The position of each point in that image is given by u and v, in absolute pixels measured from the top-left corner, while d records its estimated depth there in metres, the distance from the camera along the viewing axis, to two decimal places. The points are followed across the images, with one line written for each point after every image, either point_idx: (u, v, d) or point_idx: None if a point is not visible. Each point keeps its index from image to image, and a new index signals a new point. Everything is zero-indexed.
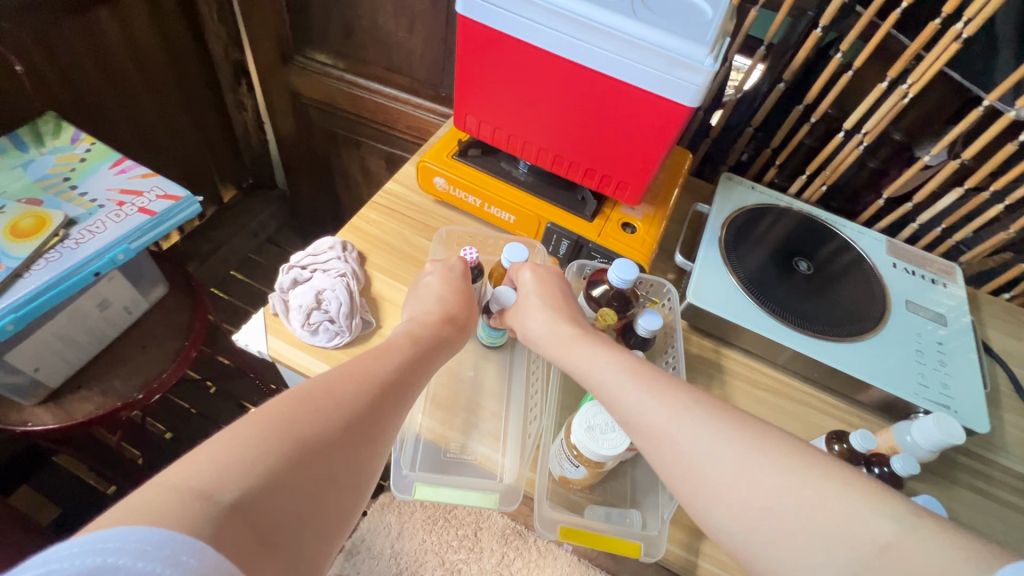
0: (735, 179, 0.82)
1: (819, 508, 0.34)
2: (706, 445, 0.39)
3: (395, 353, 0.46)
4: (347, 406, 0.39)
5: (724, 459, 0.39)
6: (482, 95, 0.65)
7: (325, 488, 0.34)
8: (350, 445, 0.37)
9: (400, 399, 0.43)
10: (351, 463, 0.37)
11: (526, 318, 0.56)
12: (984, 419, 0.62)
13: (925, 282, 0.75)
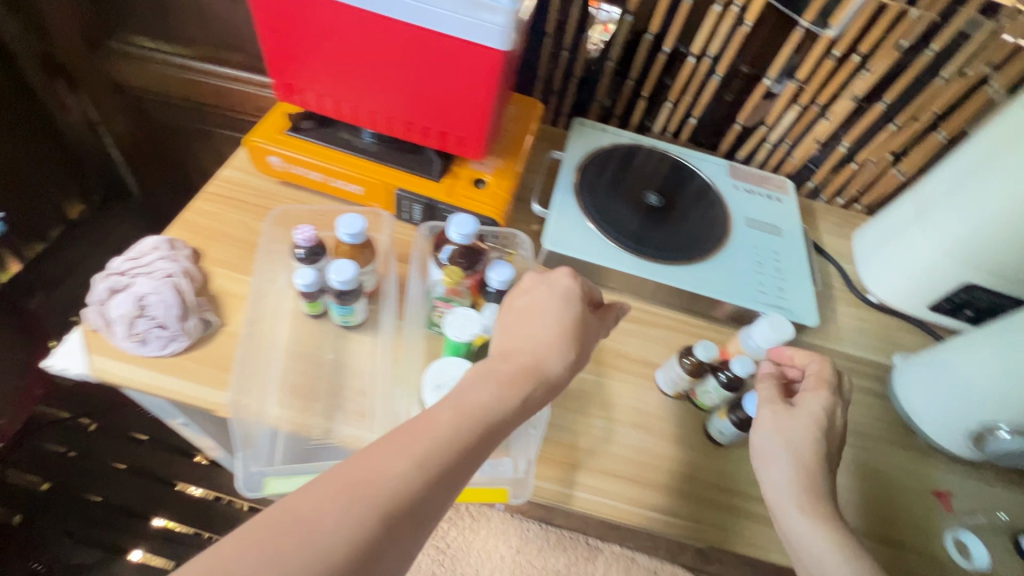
0: (587, 124, 0.84)
1: (827, 546, 0.46)
2: (784, 474, 0.50)
3: (500, 398, 0.44)
4: (410, 484, 0.36)
5: (774, 480, 0.50)
6: (301, 61, 0.61)
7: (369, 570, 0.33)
8: (409, 523, 0.36)
9: (496, 439, 0.42)
10: (408, 539, 0.36)
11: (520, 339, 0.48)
12: (814, 314, 0.68)
13: (763, 199, 0.81)
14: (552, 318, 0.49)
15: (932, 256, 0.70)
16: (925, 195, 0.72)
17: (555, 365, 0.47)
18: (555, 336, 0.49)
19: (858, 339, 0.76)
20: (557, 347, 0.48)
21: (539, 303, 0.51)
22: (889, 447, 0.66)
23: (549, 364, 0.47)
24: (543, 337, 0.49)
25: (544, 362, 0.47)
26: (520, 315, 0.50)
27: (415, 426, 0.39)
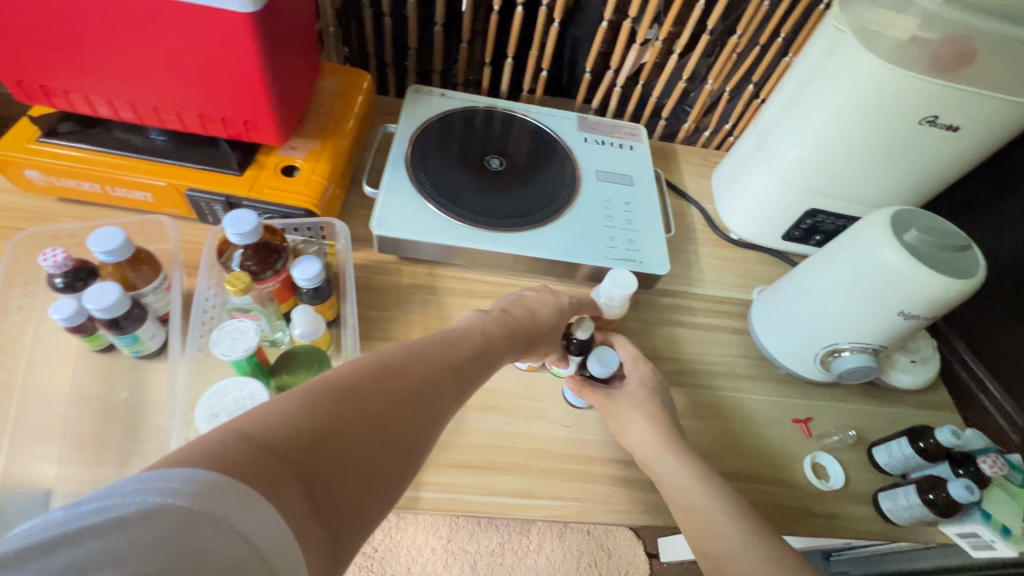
0: (423, 90, 0.77)
1: (695, 487, 0.48)
2: (648, 431, 0.52)
3: (470, 350, 0.41)
4: (384, 409, 0.31)
5: (636, 436, 0.52)
6: (22, 53, 0.50)
7: (337, 481, 0.27)
8: (399, 442, 0.31)
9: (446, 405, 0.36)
10: (396, 464, 0.30)
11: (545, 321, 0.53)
12: (665, 261, 0.66)
13: (614, 148, 0.78)
14: (520, 309, 0.52)
15: (774, 186, 0.69)
16: (763, 125, 0.71)
17: (544, 325, 0.52)
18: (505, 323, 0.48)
19: (720, 278, 0.76)
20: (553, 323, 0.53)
21: (543, 300, 0.54)
22: (750, 383, 0.66)
23: (541, 324, 0.52)
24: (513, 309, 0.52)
25: (535, 318, 0.51)
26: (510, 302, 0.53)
27: (394, 367, 0.34)
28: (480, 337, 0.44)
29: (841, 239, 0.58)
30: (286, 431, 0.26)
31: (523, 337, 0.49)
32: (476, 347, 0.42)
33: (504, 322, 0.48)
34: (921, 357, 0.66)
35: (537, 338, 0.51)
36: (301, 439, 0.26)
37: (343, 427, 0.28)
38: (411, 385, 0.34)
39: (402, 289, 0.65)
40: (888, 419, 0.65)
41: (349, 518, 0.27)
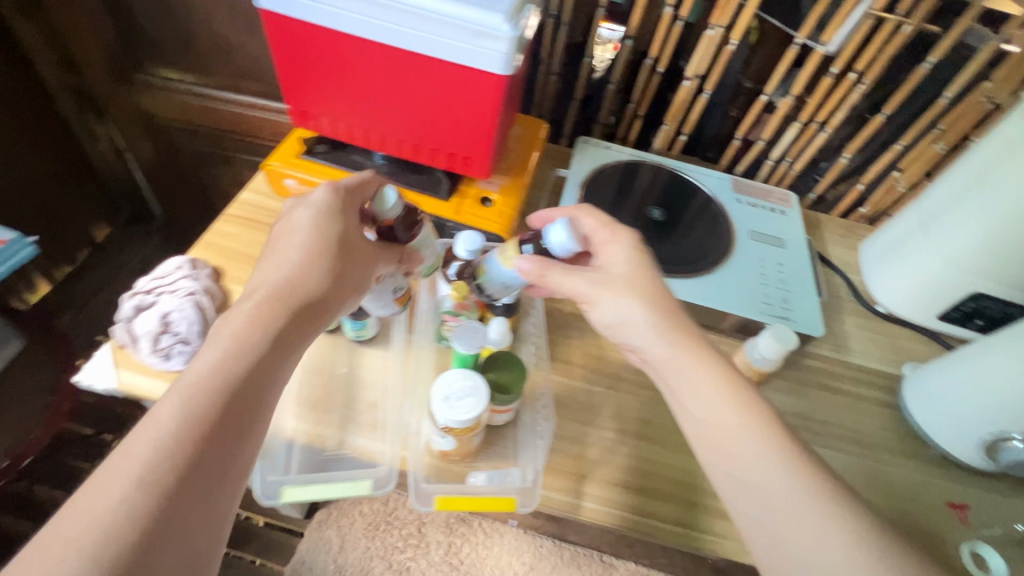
0: (592, 140, 0.86)
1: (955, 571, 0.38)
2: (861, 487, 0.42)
3: (242, 356, 0.43)
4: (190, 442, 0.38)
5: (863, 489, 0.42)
6: (315, 91, 0.64)
7: (181, 514, 0.36)
8: (199, 474, 0.37)
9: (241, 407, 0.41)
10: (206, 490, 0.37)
11: (491, 266, 0.52)
12: (818, 324, 0.69)
13: (767, 211, 0.82)
14: (282, 261, 0.49)
15: (935, 265, 0.70)
16: (928, 205, 0.72)
17: (308, 288, 0.48)
18: (318, 235, 0.50)
19: (867, 349, 0.76)
20: (311, 260, 0.49)
21: (304, 221, 0.51)
22: (899, 457, 0.66)
23: (303, 289, 0.48)
24: (288, 252, 0.49)
25: (297, 283, 0.48)
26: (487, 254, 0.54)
27: (193, 388, 0.40)
28: (287, 298, 0.47)
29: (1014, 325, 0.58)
30: (115, 499, 0.34)
31: (291, 303, 0.47)
32: (256, 346, 0.44)
33: (313, 253, 0.49)
34: None
35: (309, 301, 0.48)
36: (137, 499, 0.35)
37: (150, 465, 0.36)
38: (200, 391, 0.40)
39: (565, 315, 0.72)
40: None
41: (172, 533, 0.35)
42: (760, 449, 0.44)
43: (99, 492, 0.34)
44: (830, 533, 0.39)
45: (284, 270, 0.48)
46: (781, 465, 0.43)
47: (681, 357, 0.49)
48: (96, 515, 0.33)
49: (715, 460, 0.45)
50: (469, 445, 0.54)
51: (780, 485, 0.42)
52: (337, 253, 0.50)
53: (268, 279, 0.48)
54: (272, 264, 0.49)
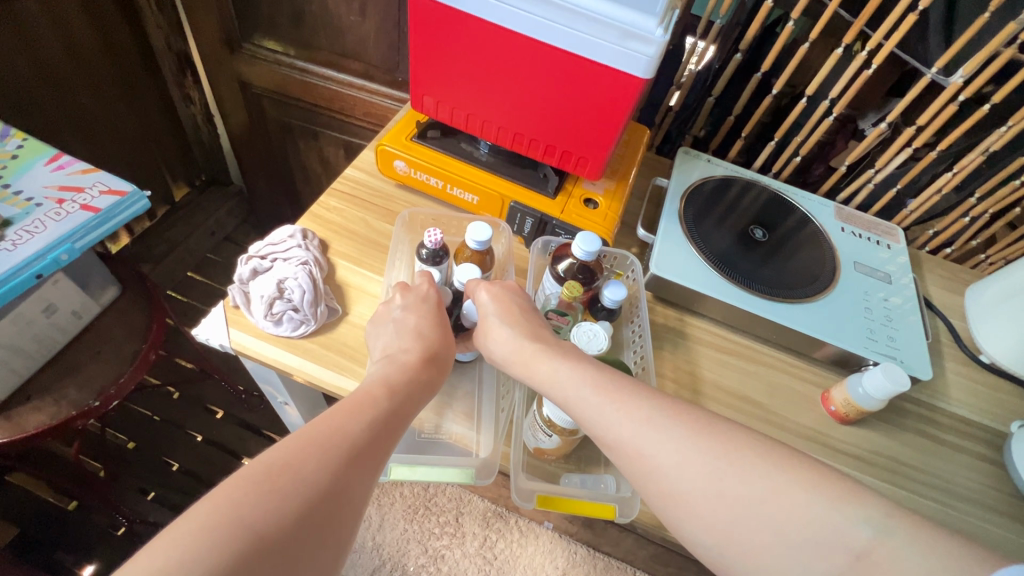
0: (691, 153, 0.84)
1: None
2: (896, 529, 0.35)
3: (402, 381, 0.46)
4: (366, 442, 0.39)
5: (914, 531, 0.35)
6: (442, 75, 0.65)
7: (348, 501, 0.36)
8: (366, 473, 0.38)
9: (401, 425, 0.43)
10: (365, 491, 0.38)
11: (486, 337, 0.53)
12: (927, 367, 0.66)
13: (872, 244, 0.79)
14: (414, 327, 0.52)
15: None
16: None
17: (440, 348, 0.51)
18: (437, 316, 0.54)
19: (968, 400, 0.72)
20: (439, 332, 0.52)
21: (423, 307, 0.54)
22: (1000, 519, 0.62)
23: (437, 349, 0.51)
24: (418, 329, 0.52)
25: (435, 346, 0.51)
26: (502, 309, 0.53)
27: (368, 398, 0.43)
28: (427, 352, 0.50)
29: None
30: (313, 469, 0.35)
31: (430, 362, 0.50)
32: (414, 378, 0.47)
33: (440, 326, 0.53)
34: None
35: (440, 364, 0.51)
36: (327, 481, 0.35)
37: (331, 461, 0.36)
38: (370, 408, 0.42)
39: (656, 327, 0.71)
40: None
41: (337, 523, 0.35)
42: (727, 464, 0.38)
43: (297, 460, 0.35)
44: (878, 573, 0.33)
45: (413, 335, 0.52)
46: (750, 465, 0.38)
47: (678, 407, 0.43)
48: (295, 485, 0.34)
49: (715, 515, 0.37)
50: (567, 445, 0.53)
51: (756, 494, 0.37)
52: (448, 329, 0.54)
53: (391, 343, 0.51)
54: (390, 332, 0.53)
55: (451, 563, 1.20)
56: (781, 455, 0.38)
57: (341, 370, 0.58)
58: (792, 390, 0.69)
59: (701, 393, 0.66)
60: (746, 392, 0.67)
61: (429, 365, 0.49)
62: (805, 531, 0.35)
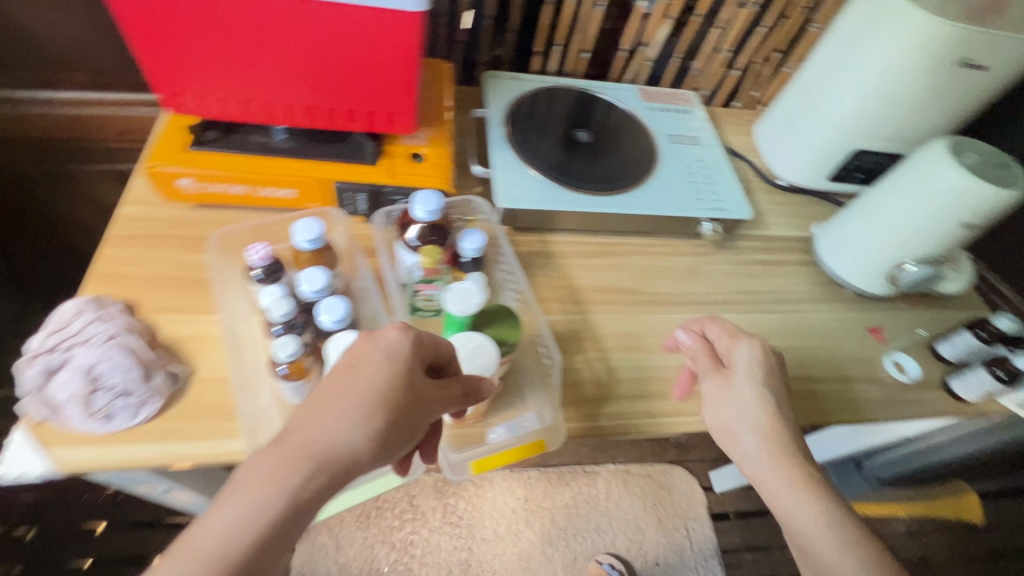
0: (497, 75, 0.83)
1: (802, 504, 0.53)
2: (787, 495, 0.54)
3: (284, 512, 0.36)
4: None
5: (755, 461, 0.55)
6: (195, 62, 0.54)
7: None
8: None
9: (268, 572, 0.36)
10: None
11: (333, 406, 0.40)
12: (747, 207, 0.76)
13: (675, 115, 0.86)
14: (325, 437, 0.39)
15: (825, 134, 0.80)
16: (809, 80, 0.81)
17: (355, 447, 0.39)
18: (373, 384, 0.41)
19: (779, 220, 0.86)
20: (362, 430, 0.40)
21: (342, 410, 0.40)
22: (824, 304, 0.77)
23: (354, 448, 0.39)
24: (322, 436, 0.39)
25: (341, 445, 0.39)
26: (328, 385, 0.41)
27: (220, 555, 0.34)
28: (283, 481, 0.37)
29: (907, 165, 0.68)
30: None
31: (332, 467, 0.38)
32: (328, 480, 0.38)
33: (368, 402, 0.40)
34: (956, 267, 0.75)
35: (358, 464, 0.39)
36: None
37: None
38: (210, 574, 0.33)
39: (522, 256, 0.72)
40: (944, 320, 0.77)
41: None
42: (789, 482, 0.54)
43: None
44: (803, 501, 0.54)
45: (338, 429, 0.39)
46: (776, 437, 0.55)
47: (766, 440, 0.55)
48: None
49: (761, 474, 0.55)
50: None
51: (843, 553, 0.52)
52: (407, 398, 0.42)
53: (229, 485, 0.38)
54: (316, 423, 0.39)
55: (423, 543, 1.20)
56: (783, 456, 0.54)
57: (212, 435, 0.50)
58: (653, 266, 0.75)
59: (582, 301, 0.69)
60: (619, 284, 0.72)
61: (313, 474, 0.38)
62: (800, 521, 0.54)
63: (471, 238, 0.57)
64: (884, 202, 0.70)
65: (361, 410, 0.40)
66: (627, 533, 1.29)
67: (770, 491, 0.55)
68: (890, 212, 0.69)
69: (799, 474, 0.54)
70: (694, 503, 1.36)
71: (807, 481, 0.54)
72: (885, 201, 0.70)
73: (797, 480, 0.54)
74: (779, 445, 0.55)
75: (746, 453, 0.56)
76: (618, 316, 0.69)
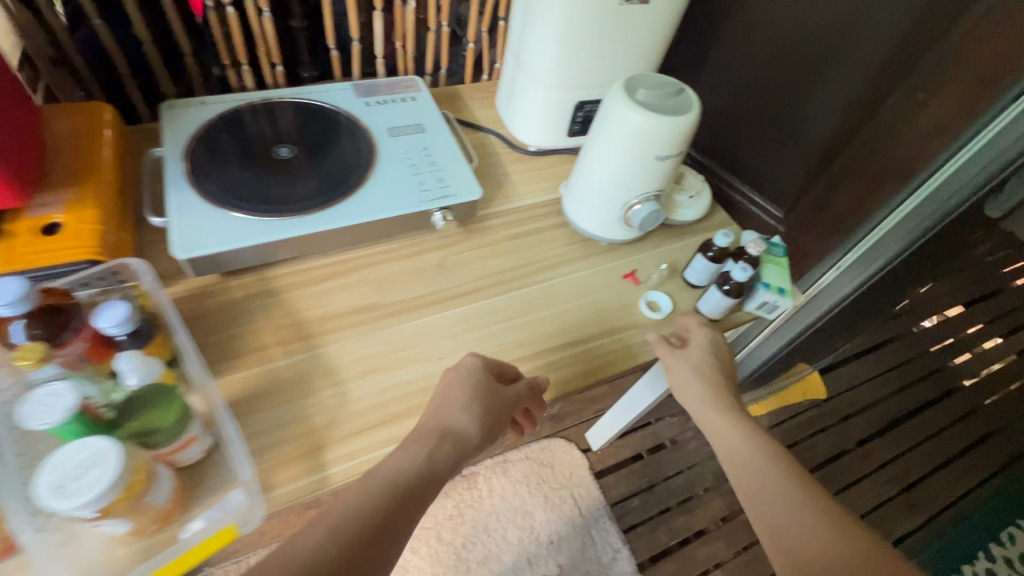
0: (179, 103, 0.73)
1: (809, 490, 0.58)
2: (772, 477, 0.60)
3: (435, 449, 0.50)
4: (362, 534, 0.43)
5: (725, 443, 0.65)
6: None
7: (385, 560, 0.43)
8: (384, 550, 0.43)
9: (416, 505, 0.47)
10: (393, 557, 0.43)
11: (452, 411, 0.53)
12: (475, 186, 0.73)
13: (396, 104, 0.81)
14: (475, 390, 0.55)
15: (544, 94, 0.80)
16: (515, 45, 0.81)
17: (464, 427, 0.53)
18: (467, 385, 0.55)
19: (530, 187, 0.84)
20: (473, 417, 0.54)
21: (457, 390, 0.55)
22: (582, 261, 0.77)
23: (460, 428, 0.53)
24: (461, 403, 0.54)
25: (454, 426, 0.52)
26: (482, 358, 0.59)
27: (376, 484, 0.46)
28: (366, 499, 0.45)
29: (601, 120, 0.67)
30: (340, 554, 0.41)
31: (451, 446, 0.52)
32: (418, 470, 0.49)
33: (466, 399, 0.54)
34: (694, 192, 0.82)
35: (465, 447, 0.53)
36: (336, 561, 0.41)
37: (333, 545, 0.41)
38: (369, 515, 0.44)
39: (238, 303, 0.63)
40: (690, 246, 0.80)
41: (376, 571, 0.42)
42: (737, 426, 0.65)
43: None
44: (773, 471, 0.61)
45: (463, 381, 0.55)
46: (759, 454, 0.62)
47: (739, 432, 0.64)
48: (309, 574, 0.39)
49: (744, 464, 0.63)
50: (150, 510, 0.45)
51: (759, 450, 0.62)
52: (492, 398, 0.55)
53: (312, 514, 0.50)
54: (445, 405, 0.54)
55: None
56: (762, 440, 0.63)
57: None
58: (396, 271, 0.70)
59: (311, 335, 0.62)
60: (357, 303, 0.66)
61: (432, 437, 0.51)
62: (756, 473, 0.61)
63: (106, 313, 0.50)
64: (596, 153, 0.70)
65: (475, 388, 0.55)
66: (516, 522, 1.28)
67: (744, 464, 0.63)
68: (603, 162, 0.69)
69: (741, 431, 0.64)
70: (577, 468, 1.37)
71: (749, 432, 0.65)
72: (597, 152, 0.69)
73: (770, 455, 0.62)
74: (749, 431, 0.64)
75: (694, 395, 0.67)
76: (356, 339, 0.63)
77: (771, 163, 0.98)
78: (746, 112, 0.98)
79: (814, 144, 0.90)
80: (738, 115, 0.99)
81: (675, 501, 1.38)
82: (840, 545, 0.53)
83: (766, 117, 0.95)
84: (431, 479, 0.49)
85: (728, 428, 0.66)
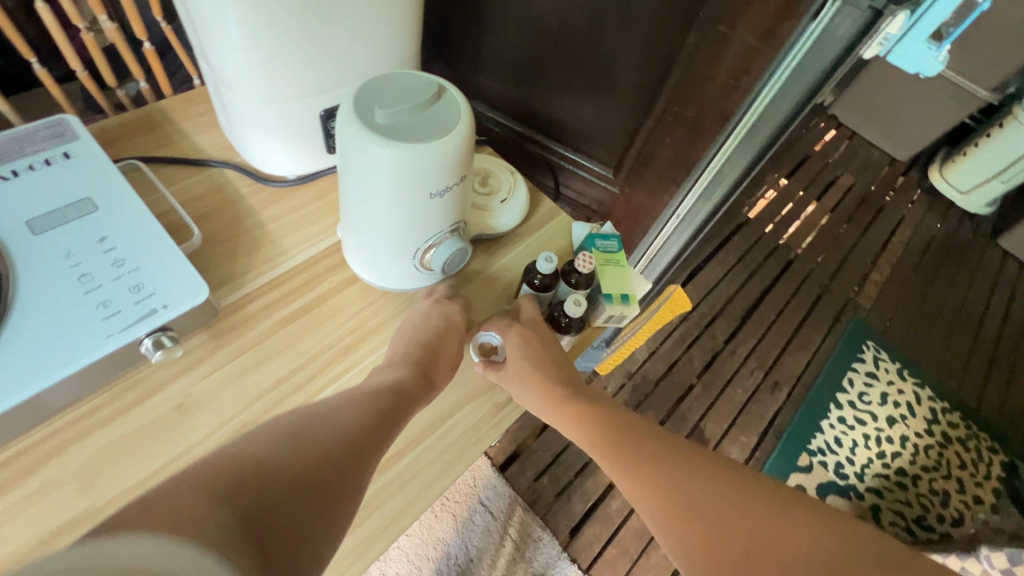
0: None
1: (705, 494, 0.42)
2: (664, 484, 0.43)
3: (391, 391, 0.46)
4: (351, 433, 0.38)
5: (604, 455, 0.48)
6: None
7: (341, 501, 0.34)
8: (357, 467, 0.36)
9: (397, 419, 0.44)
10: (353, 491, 0.35)
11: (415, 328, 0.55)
12: (197, 284, 0.50)
13: (33, 174, 0.51)
14: (422, 328, 0.55)
15: (269, 108, 0.57)
16: (197, 43, 0.55)
17: (436, 347, 0.53)
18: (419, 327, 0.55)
19: (299, 236, 0.62)
20: (440, 330, 0.55)
21: (422, 322, 0.55)
22: (391, 323, 0.59)
23: (434, 349, 0.53)
24: (414, 338, 0.54)
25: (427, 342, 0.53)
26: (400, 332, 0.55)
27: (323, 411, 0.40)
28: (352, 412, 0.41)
29: (340, 154, 0.47)
30: (321, 454, 0.35)
31: (422, 371, 0.51)
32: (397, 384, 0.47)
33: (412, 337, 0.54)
34: (508, 191, 0.66)
35: (433, 374, 0.52)
36: (312, 455, 0.34)
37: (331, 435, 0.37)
38: (344, 422, 0.39)
39: None
40: (517, 261, 0.66)
41: (320, 525, 0.31)
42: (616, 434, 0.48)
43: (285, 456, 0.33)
44: (666, 476, 0.44)
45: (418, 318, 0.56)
46: (649, 452, 0.46)
47: (619, 436, 0.48)
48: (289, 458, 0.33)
49: (629, 474, 0.45)
50: None
51: (643, 464, 0.45)
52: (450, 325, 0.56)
53: (379, 369, 0.50)
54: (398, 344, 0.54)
55: None
56: (649, 442, 0.47)
57: None
58: (113, 443, 0.47)
59: None
60: (54, 525, 0.43)
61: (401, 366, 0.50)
62: (645, 491, 0.44)
63: None
64: (352, 196, 0.50)
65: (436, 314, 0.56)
66: (429, 554, 1.20)
67: (630, 478, 0.45)
68: (366, 206, 0.50)
69: (616, 438, 0.48)
70: (478, 470, 1.30)
71: (637, 434, 0.48)
72: (352, 194, 0.50)
73: (653, 466, 0.45)
74: (629, 438, 0.48)
75: (565, 414, 0.53)
76: None
77: (586, 118, 0.84)
78: (545, 61, 0.80)
79: (625, 90, 0.77)
80: (539, 62, 0.80)
81: (581, 464, 1.37)
82: (781, 513, 0.40)
83: (566, 62, 0.78)
84: (387, 417, 0.43)
85: (616, 414, 0.51)
